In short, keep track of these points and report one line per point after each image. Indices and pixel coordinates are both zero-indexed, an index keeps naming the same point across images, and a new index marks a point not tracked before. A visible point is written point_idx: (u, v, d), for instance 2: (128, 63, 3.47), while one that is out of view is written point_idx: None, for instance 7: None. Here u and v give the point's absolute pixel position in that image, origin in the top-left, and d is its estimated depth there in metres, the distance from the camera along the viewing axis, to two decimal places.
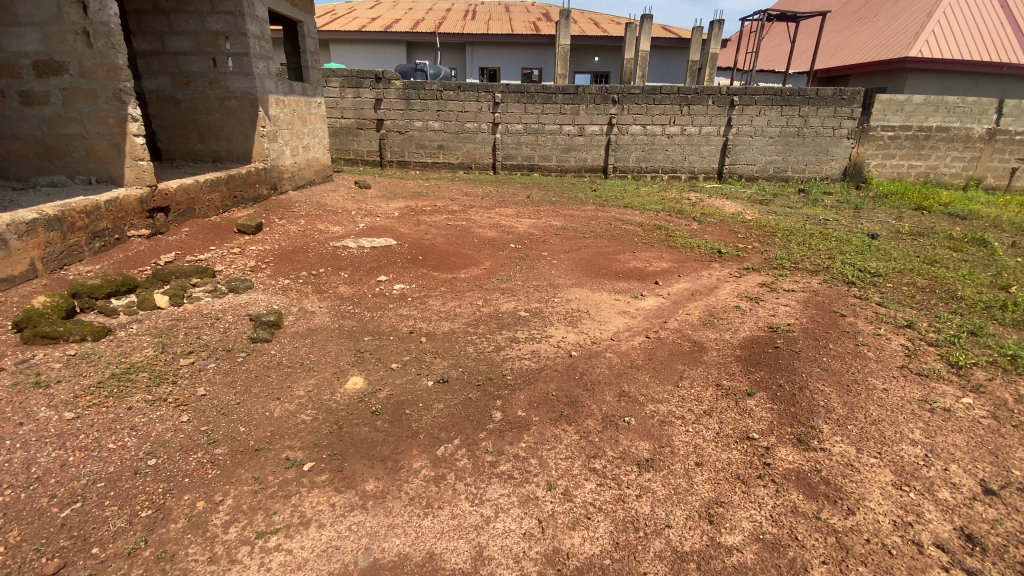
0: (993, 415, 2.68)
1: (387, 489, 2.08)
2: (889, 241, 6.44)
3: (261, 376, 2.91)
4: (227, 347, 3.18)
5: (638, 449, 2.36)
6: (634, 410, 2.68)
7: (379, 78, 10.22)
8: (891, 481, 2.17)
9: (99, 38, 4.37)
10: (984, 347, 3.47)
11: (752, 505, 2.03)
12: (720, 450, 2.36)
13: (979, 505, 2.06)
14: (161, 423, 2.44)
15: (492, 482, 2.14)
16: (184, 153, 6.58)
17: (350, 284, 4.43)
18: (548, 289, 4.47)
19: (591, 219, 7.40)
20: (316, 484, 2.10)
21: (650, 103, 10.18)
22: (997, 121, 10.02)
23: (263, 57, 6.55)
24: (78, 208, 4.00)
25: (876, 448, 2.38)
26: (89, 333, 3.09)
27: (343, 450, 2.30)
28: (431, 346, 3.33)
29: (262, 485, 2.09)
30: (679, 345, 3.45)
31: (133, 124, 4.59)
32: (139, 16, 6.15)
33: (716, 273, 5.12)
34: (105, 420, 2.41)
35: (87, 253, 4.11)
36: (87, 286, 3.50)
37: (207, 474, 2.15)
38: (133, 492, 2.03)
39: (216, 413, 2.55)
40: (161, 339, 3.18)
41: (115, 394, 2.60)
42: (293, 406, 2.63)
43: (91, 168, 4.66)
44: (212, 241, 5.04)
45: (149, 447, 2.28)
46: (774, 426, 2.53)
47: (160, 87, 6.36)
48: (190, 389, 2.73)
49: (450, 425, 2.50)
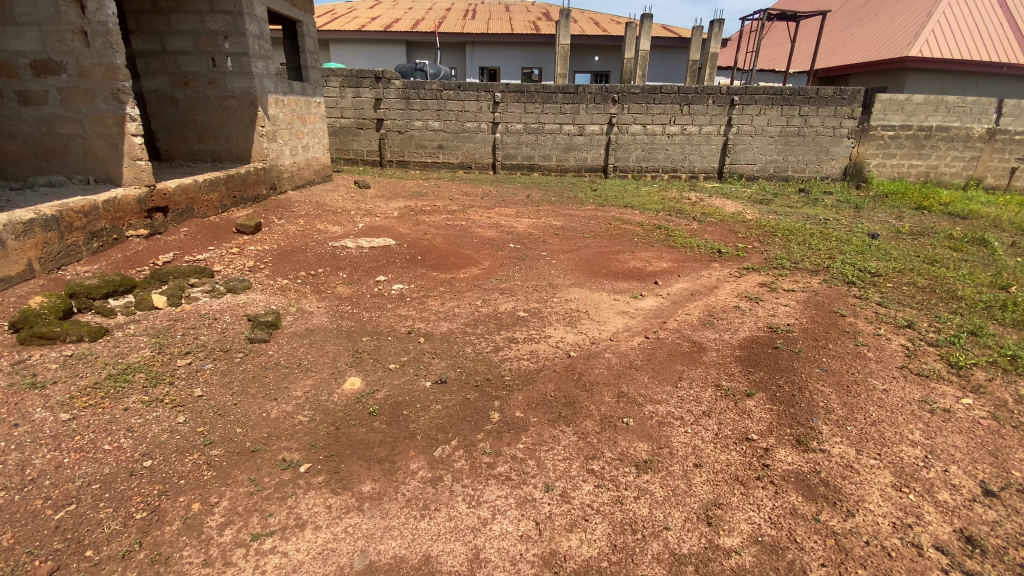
0: (994, 416, 2.67)
1: (384, 491, 2.07)
2: (889, 241, 6.43)
3: (258, 377, 2.90)
4: (224, 348, 3.17)
5: (637, 450, 2.35)
6: (632, 411, 2.66)
7: (379, 78, 10.21)
8: (890, 483, 2.16)
9: (97, 38, 4.36)
10: (984, 347, 3.45)
11: (751, 506, 2.02)
12: (719, 451, 2.35)
13: (978, 506, 2.04)
14: (157, 424, 2.43)
15: (489, 484, 2.13)
16: (183, 153, 6.57)
17: (348, 284, 4.42)
18: (547, 289, 4.46)
19: (591, 218, 7.38)
20: (313, 486, 2.09)
21: (650, 103, 10.17)
22: (996, 121, 10.00)
23: (262, 57, 6.53)
24: (76, 208, 3.98)
25: (875, 449, 2.37)
26: (86, 333, 3.07)
27: (340, 451, 2.29)
28: (430, 346, 3.32)
29: (258, 487, 2.08)
30: (678, 345, 3.43)
31: (131, 124, 4.57)
32: (137, 16, 6.15)
33: (716, 273, 5.10)
34: (101, 421, 2.40)
35: (85, 253, 4.10)
36: (85, 287, 3.49)
37: (203, 476, 2.14)
38: (128, 494, 2.02)
39: (213, 414, 2.54)
40: (158, 339, 3.17)
41: (111, 394, 2.59)
42: (290, 407, 2.62)
43: (89, 168, 4.65)
44: (210, 241, 5.03)
45: (145, 449, 2.27)
46: (773, 427, 2.52)
47: (158, 87, 6.35)
48: (187, 390, 2.72)
49: (448, 426, 2.49)
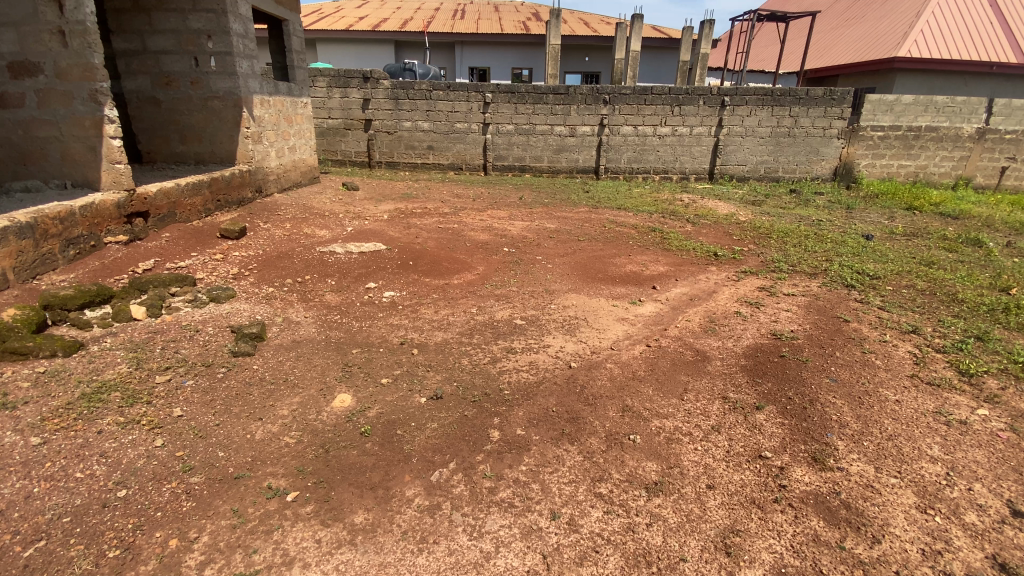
0: (1011, 428, 2.58)
1: (378, 522, 1.92)
2: (884, 242, 6.38)
3: (242, 395, 2.72)
4: (206, 363, 2.99)
5: (647, 471, 2.22)
6: (638, 426, 2.54)
7: (368, 78, 10.01)
8: (914, 504, 2.06)
9: (74, 37, 4.14)
10: (993, 353, 3.37)
11: (771, 533, 1.90)
12: (732, 471, 2.23)
13: (1008, 529, 1.95)
14: (133, 448, 2.25)
15: (491, 513, 1.99)
16: (165, 155, 6.36)
17: (337, 292, 4.25)
18: (544, 295, 4.33)
19: (583, 220, 7.28)
20: (301, 517, 1.93)
21: (642, 103, 10.08)
22: (986, 120, 9.98)
23: (246, 57, 6.32)
24: (51, 214, 3.78)
25: (895, 467, 2.26)
26: (60, 348, 2.89)
27: (330, 477, 2.14)
28: (424, 358, 3.17)
29: (242, 519, 1.92)
30: (682, 355, 3.31)
31: (109, 127, 4.36)
32: (118, 15, 5.95)
33: (714, 277, 5.00)
34: (73, 446, 2.22)
35: (61, 261, 3.90)
36: (59, 297, 3.29)
37: (182, 507, 1.97)
38: (100, 528, 1.85)
39: (193, 436, 2.37)
40: (136, 354, 2.99)
41: (84, 416, 2.40)
42: (276, 428, 2.45)
43: (66, 172, 4.44)
44: (193, 248, 4.82)
45: (119, 477, 2.09)
46: (787, 443, 2.41)
47: (140, 88, 6.14)
48: (166, 410, 2.54)
49: (446, 446, 2.35)
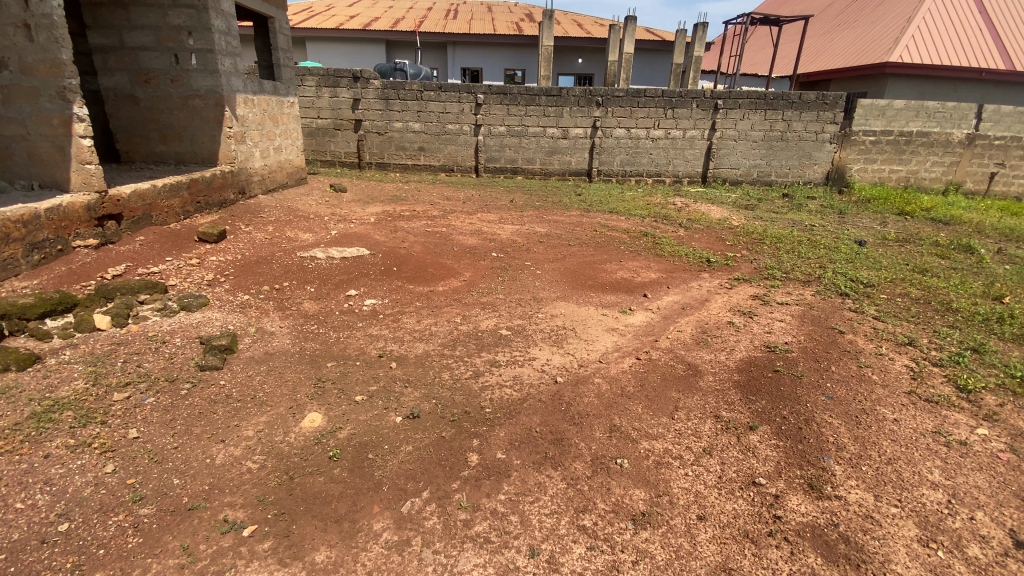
0: (1012, 448, 2.47)
1: (341, 561, 1.78)
2: (877, 248, 6.28)
3: (206, 414, 2.56)
4: (170, 378, 2.82)
5: (633, 500, 2.08)
6: (626, 449, 2.39)
7: (357, 78, 9.83)
8: (916, 537, 1.93)
9: (41, 31, 3.95)
10: (990, 366, 3.27)
11: (766, 573, 1.78)
12: (724, 500, 2.09)
13: (1011, 562, 1.84)
14: (80, 475, 2.08)
15: (465, 549, 1.84)
16: (145, 155, 6.16)
17: (315, 300, 4.08)
18: (532, 303, 4.18)
19: (575, 224, 7.14)
20: (257, 555, 1.78)
21: (635, 106, 9.96)
22: (976, 126, 10.30)
23: (230, 55, 6.11)
24: (15, 217, 3.59)
25: (895, 494, 2.14)
26: (13, 361, 2.70)
27: (292, 508, 1.99)
28: (404, 372, 3.01)
29: (192, 558, 1.76)
30: (672, 368, 3.18)
31: (78, 125, 4.16)
32: (94, 9, 5.74)
33: (706, 284, 4.89)
34: (16, 472, 2.05)
35: (25, 267, 3.70)
36: (18, 306, 3.09)
37: (127, 544, 1.81)
38: (35, 569, 1.68)
39: (148, 462, 2.20)
40: (95, 368, 2.81)
41: (31, 439, 2.23)
42: (238, 451, 2.29)
43: (33, 172, 4.25)
44: (168, 252, 4.63)
45: (63, 508, 1.92)
46: (781, 468, 2.28)
47: (117, 85, 5.94)
48: (120, 431, 2.37)
49: (420, 473, 2.19)
